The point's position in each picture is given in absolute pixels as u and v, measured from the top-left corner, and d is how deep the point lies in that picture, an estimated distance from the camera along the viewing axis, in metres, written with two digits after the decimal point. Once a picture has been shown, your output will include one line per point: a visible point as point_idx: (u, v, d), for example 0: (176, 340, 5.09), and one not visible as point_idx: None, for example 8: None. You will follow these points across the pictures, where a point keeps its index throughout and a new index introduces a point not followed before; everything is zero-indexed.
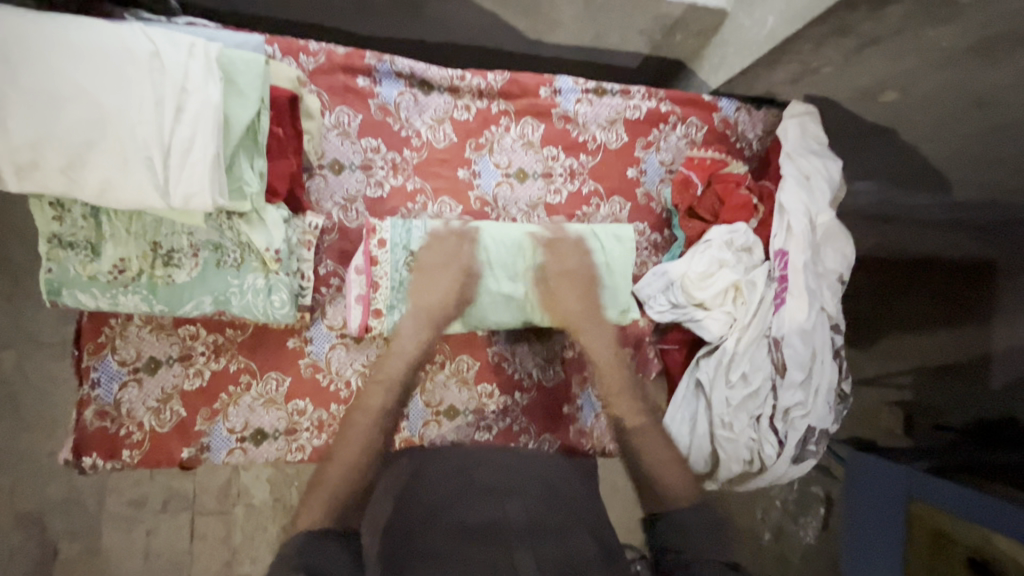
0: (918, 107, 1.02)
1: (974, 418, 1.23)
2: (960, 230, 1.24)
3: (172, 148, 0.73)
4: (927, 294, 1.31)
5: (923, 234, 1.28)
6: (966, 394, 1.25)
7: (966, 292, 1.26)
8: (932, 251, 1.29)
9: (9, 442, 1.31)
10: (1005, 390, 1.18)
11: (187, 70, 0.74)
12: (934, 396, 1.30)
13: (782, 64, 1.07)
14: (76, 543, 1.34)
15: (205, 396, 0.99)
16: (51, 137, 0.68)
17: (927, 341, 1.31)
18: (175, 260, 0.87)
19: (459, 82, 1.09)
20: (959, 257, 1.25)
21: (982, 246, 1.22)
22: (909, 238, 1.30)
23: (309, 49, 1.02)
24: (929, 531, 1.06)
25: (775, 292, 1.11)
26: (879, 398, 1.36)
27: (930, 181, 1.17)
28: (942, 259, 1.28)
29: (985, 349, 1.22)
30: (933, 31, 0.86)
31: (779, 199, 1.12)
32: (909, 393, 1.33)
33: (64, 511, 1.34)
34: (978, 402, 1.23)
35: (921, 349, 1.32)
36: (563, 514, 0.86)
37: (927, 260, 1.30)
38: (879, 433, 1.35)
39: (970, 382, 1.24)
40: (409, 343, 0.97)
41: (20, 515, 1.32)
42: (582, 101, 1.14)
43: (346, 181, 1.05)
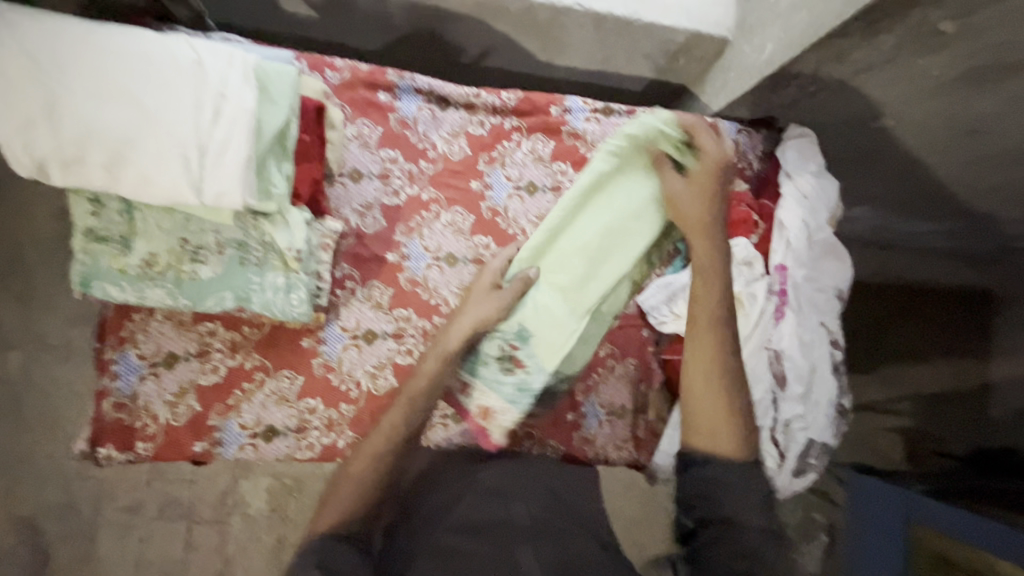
0: (908, 135, 1.08)
1: (973, 446, 1.33)
2: (950, 262, 1.39)
3: (208, 148, 0.77)
4: (927, 326, 1.44)
5: (925, 262, 1.41)
6: (964, 428, 1.36)
7: (962, 318, 1.41)
8: (920, 281, 1.43)
9: (14, 443, 1.33)
10: (1008, 418, 1.31)
11: (226, 76, 0.80)
12: (933, 427, 1.40)
13: (783, 87, 1.13)
14: (69, 550, 1.35)
15: (220, 391, 1.02)
16: (97, 135, 0.73)
17: (925, 371, 1.43)
18: (201, 257, 0.91)
19: (475, 99, 1.15)
20: (955, 282, 1.41)
21: (965, 275, 1.40)
22: (912, 265, 1.42)
23: (335, 65, 1.08)
24: (928, 552, 1.08)
25: (776, 306, 1.14)
26: (875, 424, 1.46)
27: (937, 204, 1.22)
28: (943, 287, 1.42)
29: (984, 378, 1.37)
30: (924, 60, 0.92)
31: (778, 217, 1.17)
32: (905, 419, 1.42)
33: (60, 515, 1.35)
34: (977, 436, 1.34)
35: (917, 379, 1.43)
36: (568, 518, 0.93)
37: (923, 288, 1.42)
38: (882, 460, 1.42)
39: (968, 407, 1.37)
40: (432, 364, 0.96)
41: (18, 518, 1.33)
42: (591, 120, 1.19)
43: (364, 188, 1.10)
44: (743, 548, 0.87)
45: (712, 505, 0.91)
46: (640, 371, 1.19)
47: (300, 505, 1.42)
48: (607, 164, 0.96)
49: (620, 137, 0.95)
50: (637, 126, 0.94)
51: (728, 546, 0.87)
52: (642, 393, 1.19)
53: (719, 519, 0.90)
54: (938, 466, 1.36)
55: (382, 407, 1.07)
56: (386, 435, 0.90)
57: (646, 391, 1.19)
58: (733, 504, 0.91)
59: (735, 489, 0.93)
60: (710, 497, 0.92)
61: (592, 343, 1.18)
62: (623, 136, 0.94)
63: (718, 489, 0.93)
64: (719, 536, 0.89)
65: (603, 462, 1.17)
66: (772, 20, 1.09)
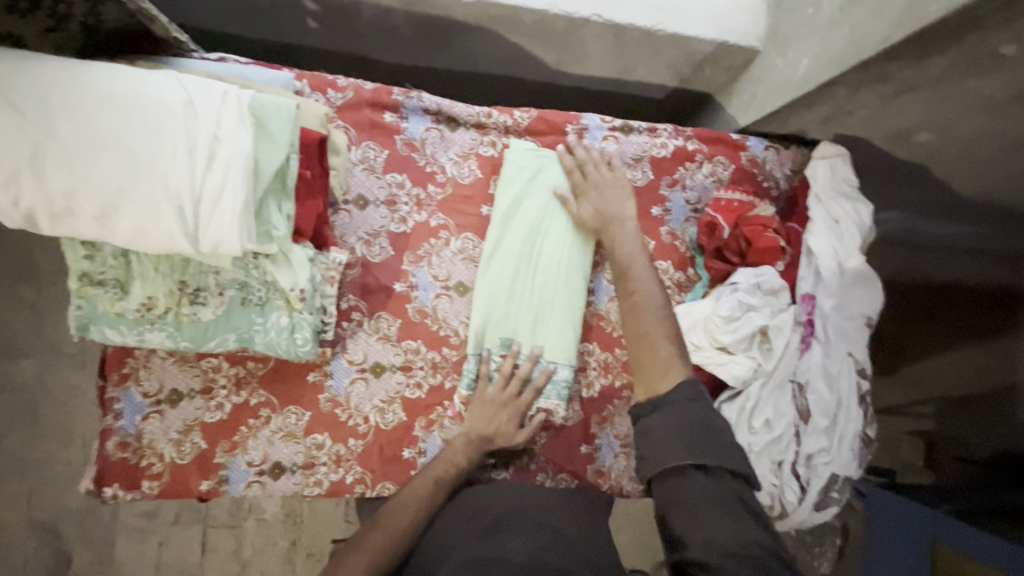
0: (950, 148, 0.96)
1: (996, 451, 1.07)
2: (986, 257, 1.02)
3: (203, 196, 0.73)
4: (951, 318, 1.14)
5: (947, 261, 1.10)
6: (986, 428, 1.08)
7: (976, 315, 1.09)
8: (947, 277, 1.12)
9: (32, 449, 1.33)
10: None
11: (221, 118, 0.75)
12: (952, 426, 1.16)
13: (816, 106, 1.06)
14: (90, 552, 1.35)
15: (225, 428, 0.99)
16: (88, 186, 0.69)
17: (950, 367, 1.15)
18: (202, 299, 0.87)
19: (486, 119, 1.09)
20: (983, 281, 1.05)
21: (991, 267, 1.02)
22: (930, 264, 1.14)
23: (338, 84, 1.03)
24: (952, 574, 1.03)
25: (801, 336, 1.10)
26: (900, 427, 1.27)
27: (951, 208, 1.04)
28: (971, 283, 1.07)
29: (1010, 377, 1.04)
30: (978, 80, 0.83)
31: (806, 243, 1.12)
32: (927, 423, 1.21)
33: (78, 519, 1.35)
34: (993, 433, 1.07)
35: (941, 374, 1.17)
36: (563, 556, 0.83)
37: (951, 286, 1.11)
38: (900, 465, 1.26)
39: (988, 411, 1.08)
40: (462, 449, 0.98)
41: (38, 522, 1.33)
42: (610, 138, 1.13)
43: (370, 216, 1.05)
44: (691, 501, 0.71)
45: (651, 460, 0.76)
46: None
47: (315, 512, 1.42)
48: (522, 210, 1.06)
49: (527, 178, 1.06)
50: (517, 168, 1.06)
51: (676, 503, 0.71)
52: None
53: (659, 468, 0.75)
54: (955, 474, 1.14)
55: (391, 441, 1.04)
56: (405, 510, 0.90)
57: None
58: (670, 451, 0.74)
59: (677, 439, 0.75)
60: (651, 439, 0.77)
61: (607, 372, 1.13)
62: (524, 171, 1.06)
63: (657, 440, 0.76)
64: (662, 493, 0.73)
65: (619, 494, 1.13)
66: (809, 31, 1.01)
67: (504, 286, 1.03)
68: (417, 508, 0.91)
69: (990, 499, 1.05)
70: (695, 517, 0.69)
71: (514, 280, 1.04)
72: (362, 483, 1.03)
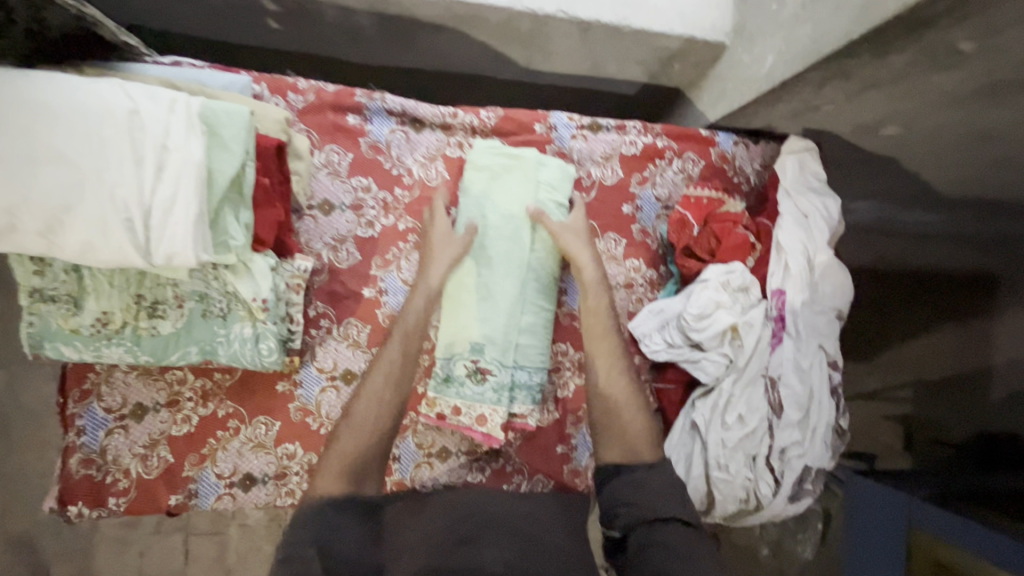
0: (917, 144, 0.97)
1: (975, 432, 1.08)
2: (946, 241, 1.09)
3: (153, 208, 0.71)
4: (923, 308, 1.17)
5: (924, 244, 1.12)
6: (968, 410, 1.09)
7: (954, 300, 1.12)
8: (932, 263, 1.13)
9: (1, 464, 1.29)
10: (1005, 403, 1.04)
11: (169, 126, 0.72)
12: (933, 411, 1.15)
13: (784, 100, 1.06)
14: (71, 564, 1.31)
15: (193, 441, 0.98)
16: (29, 201, 0.66)
17: (921, 348, 1.17)
18: (160, 312, 0.85)
19: (452, 119, 1.07)
20: (958, 268, 1.10)
21: (966, 255, 1.08)
22: (906, 249, 1.15)
23: (298, 87, 1.01)
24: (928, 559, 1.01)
25: (772, 332, 1.09)
26: (876, 412, 1.24)
27: (922, 199, 1.06)
28: (945, 271, 1.12)
29: (986, 359, 1.07)
30: (941, 75, 0.83)
31: (776, 238, 1.12)
32: (905, 407, 1.19)
33: (56, 531, 1.31)
34: (977, 416, 1.08)
35: (917, 359, 1.18)
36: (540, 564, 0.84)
37: (926, 271, 1.14)
38: (879, 450, 1.23)
39: (968, 393, 1.10)
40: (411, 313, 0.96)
41: (15, 536, 1.29)
42: (578, 137, 1.12)
43: (336, 221, 1.03)
44: (669, 546, 0.77)
45: (640, 505, 0.83)
46: None
47: None
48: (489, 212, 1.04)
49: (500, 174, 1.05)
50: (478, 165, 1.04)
51: (663, 548, 0.77)
52: None
53: (641, 518, 0.82)
54: (935, 457, 1.14)
55: None
56: (371, 403, 0.88)
57: None
58: (653, 501, 0.83)
59: (661, 493, 0.85)
60: (638, 488, 0.86)
61: (581, 372, 1.13)
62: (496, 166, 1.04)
63: (639, 491, 0.85)
64: (648, 540, 0.79)
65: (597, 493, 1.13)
66: (773, 27, 1.00)
67: (472, 290, 1.03)
68: (383, 395, 0.89)
69: (979, 479, 1.03)
70: (685, 560, 0.75)
71: (480, 285, 1.03)
72: None
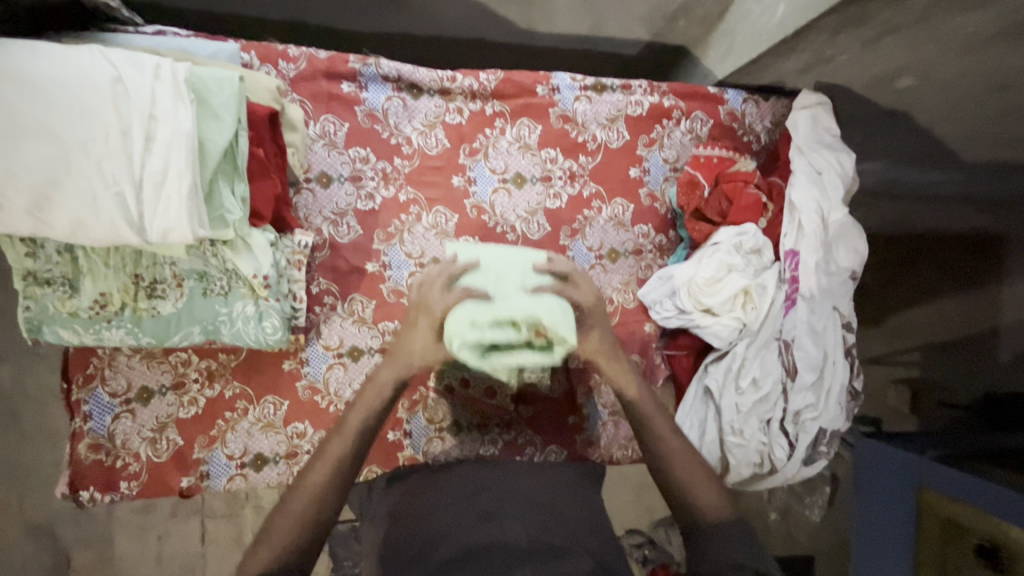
0: (935, 91, 0.95)
1: (980, 394, 1.11)
2: (966, 204, 1.09)
3: (144, 181, 0.68)
4: (934, 269, 1.19)
5: (931, 205, 1.14)
6: (973, 372, 1.13)
7: (964, 261, 1.14)
8: (940, 224, 1.15)
9: (14, 455, 1.28)
10: (1012, 363, 1.07)
11: (156, 94, 0.69)
12: (938, 370, 1.19)
13: (794, 53, 1.01)
14: (88, 552, 1.32)
15: (201, 422, 0.97)
16: (14, 178, 0.63)
17: (927, 312, 1.20)
18: (160, 291, 0.83)
19: (450, 84, 1.03)
20: (966, 228, 1.11)
21: (973, 214, 1.09)
22: (913, 212, 1.18)
23: (289, 54, 0.96)
24: (938, 516, 0.98)
25: (786, 294, 1.07)
26: (885, 376, 1.24)
27: (934, 158, 1.06)
28: (947, 232, 1.15)
29: (993, 320, 1.10)
30: (959, 17, 0.79)
31: (789, 196, 1.08)
32: (914, 371, 1.22)
33: (73, 522, 1.32)
34: (980, 378, 1.12)
35: (925, 323, 1.21)
36: (562, 534, 0.81)
37: (930, 233, 1.17)
38: (887, 413, 1.22)
39: (975, 352, 1.13)
40: (374, 393, 0.86)
41: (30, 528, 1.30)
42: (581, 98, 1.08)
43: (335, 194, 1.00)
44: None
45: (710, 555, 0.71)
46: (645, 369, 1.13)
47: None
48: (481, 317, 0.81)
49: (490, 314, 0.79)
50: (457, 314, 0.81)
51: None
52: None
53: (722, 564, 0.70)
54: (937, 418, 1.16)
55: None
56: (331, 470, 0.77)
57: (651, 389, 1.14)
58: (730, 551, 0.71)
59: (737, 545, 0.72)
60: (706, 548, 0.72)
61: None
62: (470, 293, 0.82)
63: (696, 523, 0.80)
64: None
65: (611, 463, 1.12)
66: None
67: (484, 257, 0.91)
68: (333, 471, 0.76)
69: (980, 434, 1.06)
70: None
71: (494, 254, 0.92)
72: None
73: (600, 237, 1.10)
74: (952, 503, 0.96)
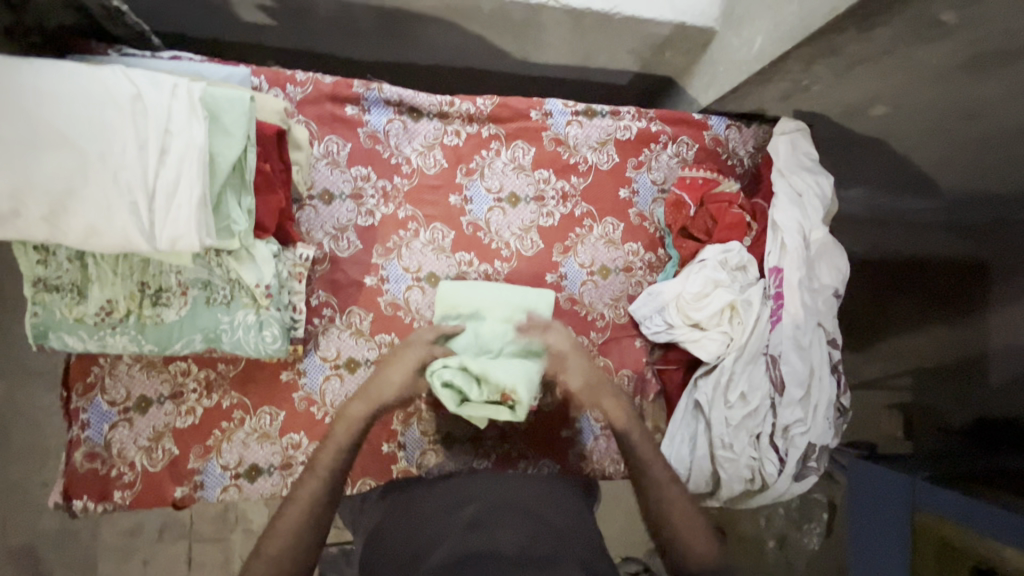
0: (908, 118, 0.99)
1: (971, 417, 1.09)
2: (946, 232, 1.06)
3: (157, 191, 0.71)
4: (918, 293, 1.17)
5: (920, 234, 1.11)
6: (962, 396, 1.10)
7: (947, 286, 1.10)
8: (921, 252, 1.13)
9: (4, 473, 1.28)
10: (1003, 387, 1.02)
11: (172, 111, 0.73)
12: (932, 395, 1.17)
13: (773, 82, 1.08)
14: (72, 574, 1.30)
15: (198, 432, 0.98)
16: (34, 187, 0.67)
17: (924, 340, 1.17)
18: (164, 299, 0.85)
19: (448, 108, 1.08)
20: (948, 251, 1.07)
21: (954, 241, 1.05)
22: (903, 241, 1.16)
23: (297, 79, 1.02)
24: (933, 536, 0.99)
25: (771, 310, 1.11)
26: (880, 402, 1.29)
27: (913, 183, 1.07)
28: (935, 258, 1.10)
29: (980, 347, 1.05)
30: (923, 50, 0.86)
31: (772, 218, 1.13)
32: (905, 396, 1.22)
33: (59, 542, 1.30)
34: (969, 401, 1.09)
35: (918, 349, 1.19)
36: (553, 543, 0.80)
37: (913, 262, 1.15)
38: (881, 438, 1.28)
39: (963, 380, 1.09)
40: (336, 443, 0.86)
41: (14, 548, 1.28)
42: (573, 123, 1.13)
43: (337, 210, 1.04)
44: None
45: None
46: (636, 383, 1.16)
47: None
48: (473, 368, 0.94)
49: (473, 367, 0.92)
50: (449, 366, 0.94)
51: None
52: (638, 406, 1.16)
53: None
54: (940, 443, 1.14)
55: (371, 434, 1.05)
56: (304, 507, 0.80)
57: (642, 404, 1.16)
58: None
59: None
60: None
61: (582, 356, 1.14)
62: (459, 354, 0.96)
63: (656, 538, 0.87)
64: None
65: (603, 477, 1.14)
66: (761, 10, 1.02)
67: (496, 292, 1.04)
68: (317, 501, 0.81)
69: (980, 461, 1.04)
70: None
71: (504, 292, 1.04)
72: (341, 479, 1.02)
73: (591, 254, 1.14)
74: (946, 523, 0.97)
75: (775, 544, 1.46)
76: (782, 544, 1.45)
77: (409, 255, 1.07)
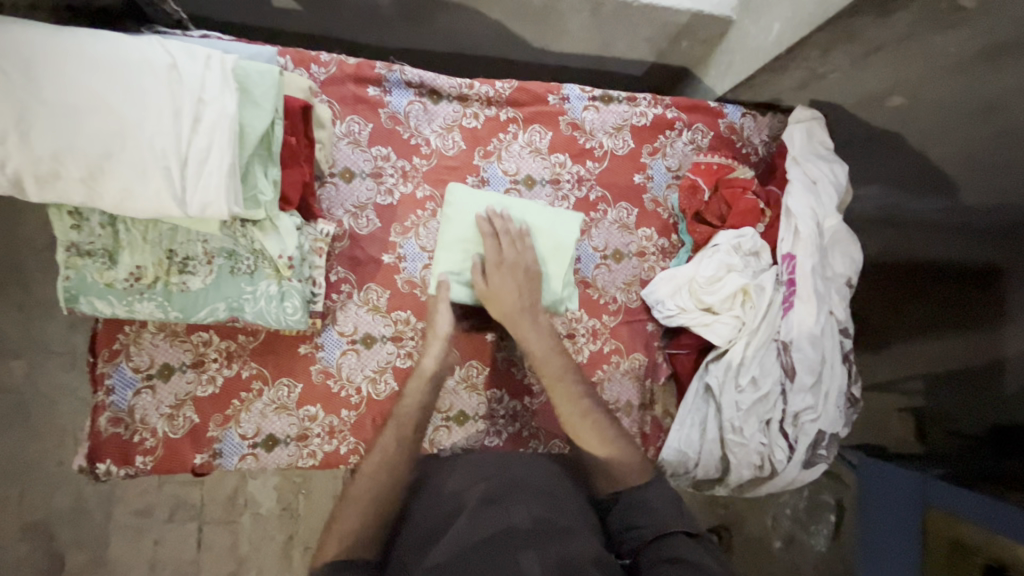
0: (925, 109, 1.00)
1: (987, 425, 1.09)
2: (955, 235, 1.09)
3: (189, 157, 0.74)
4: (932, 300, 1.18)
5: (932, 234, 1.14)
6: (976, 406, 1.11)
7: (957, 294, 1.12)
8: (935, 255, 1.15)
9: (19, 452, 1.30)
10: (1017, 397, 1.04)
11: (205, 81, 0.76)
12: (945, 406, 1.19)
13: (790, 69, 1.08)
14: (83, 553, 1.32)
15: (218, 401, 1.00)
16: (73, 149, 0.69)
17: (935, 347, 1.19)
18: (190, 267, 0.88)
19: (467, 91, 1.11)
20: (966, 260, 1.08)
21: (969, 245, 1.07)
22: (914, 241, 1.18)
23: (321, 59, 1.04)
24: (943, 535, 1.01)
25: (784, 296, 1.11)
26: (890, 403, 1.32)
27: (934, 179, 1.08)
28: (952, 263, 1.12)
29: (997, 353, 1.07)
30: (941, 36, 0.87)
31: (785, 204, 1.13)
32: (917, 400, 1.25)
33: (71, 522, 1.33)
34: (984, 411, 1.10)
35: (929, 356, 1.21)
36: (569, 516, 0.80)
37: (929, 262, 1.16)
38: (892, 441, 1.31)
39: (978, 390, 1.11)
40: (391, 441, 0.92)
41: (29, 526, 1.31)
42: (590, 108, 1.15)
43: (356, 188, 1.06)
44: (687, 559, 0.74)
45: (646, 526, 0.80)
46: (646, 367, 1.17)
47: (310, 506, 1.40)
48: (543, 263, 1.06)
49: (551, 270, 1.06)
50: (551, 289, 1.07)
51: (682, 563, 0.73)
52: (649, 389, 1.16)
53: (659, 558, 0.75)
54: (950, 448, 1.17)
55: (384, 411, 1.05)
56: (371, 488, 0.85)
57: (652, 386, 1.17)
58: (658, 519, 0.81)
59: (669, 507, 0.83)
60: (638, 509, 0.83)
61: (595, 339, 1.14)
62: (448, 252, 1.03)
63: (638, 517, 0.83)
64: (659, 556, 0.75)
65: None
66: None
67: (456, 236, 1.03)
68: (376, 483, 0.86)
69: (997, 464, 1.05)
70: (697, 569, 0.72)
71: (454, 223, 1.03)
72: (355, 453, 1.04)
73: (605, 238, 1.16)
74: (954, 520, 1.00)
75: (781, 545, 1.46)
76: (788, 543, 1.45)
77: (423, 234, 1.08)
